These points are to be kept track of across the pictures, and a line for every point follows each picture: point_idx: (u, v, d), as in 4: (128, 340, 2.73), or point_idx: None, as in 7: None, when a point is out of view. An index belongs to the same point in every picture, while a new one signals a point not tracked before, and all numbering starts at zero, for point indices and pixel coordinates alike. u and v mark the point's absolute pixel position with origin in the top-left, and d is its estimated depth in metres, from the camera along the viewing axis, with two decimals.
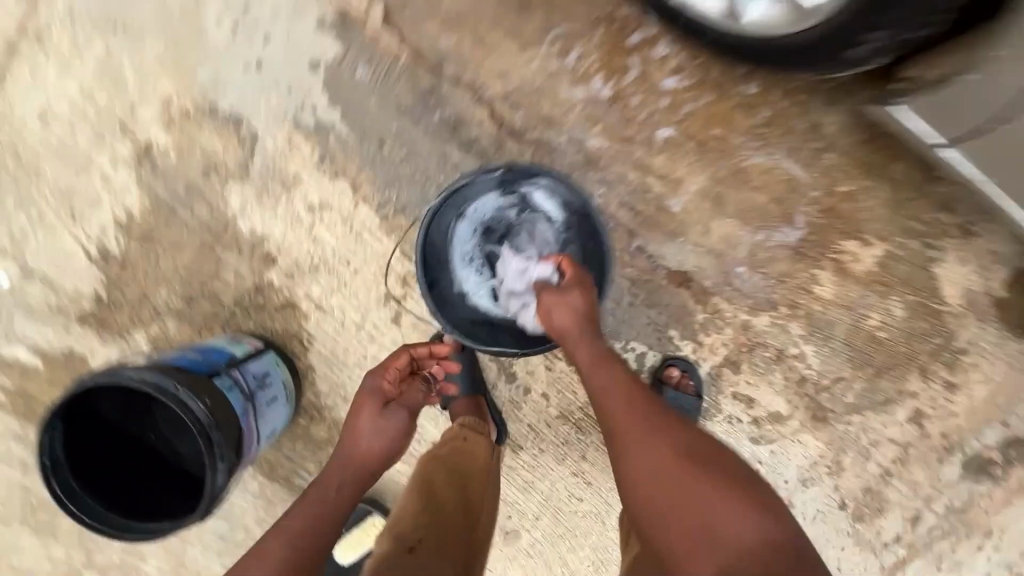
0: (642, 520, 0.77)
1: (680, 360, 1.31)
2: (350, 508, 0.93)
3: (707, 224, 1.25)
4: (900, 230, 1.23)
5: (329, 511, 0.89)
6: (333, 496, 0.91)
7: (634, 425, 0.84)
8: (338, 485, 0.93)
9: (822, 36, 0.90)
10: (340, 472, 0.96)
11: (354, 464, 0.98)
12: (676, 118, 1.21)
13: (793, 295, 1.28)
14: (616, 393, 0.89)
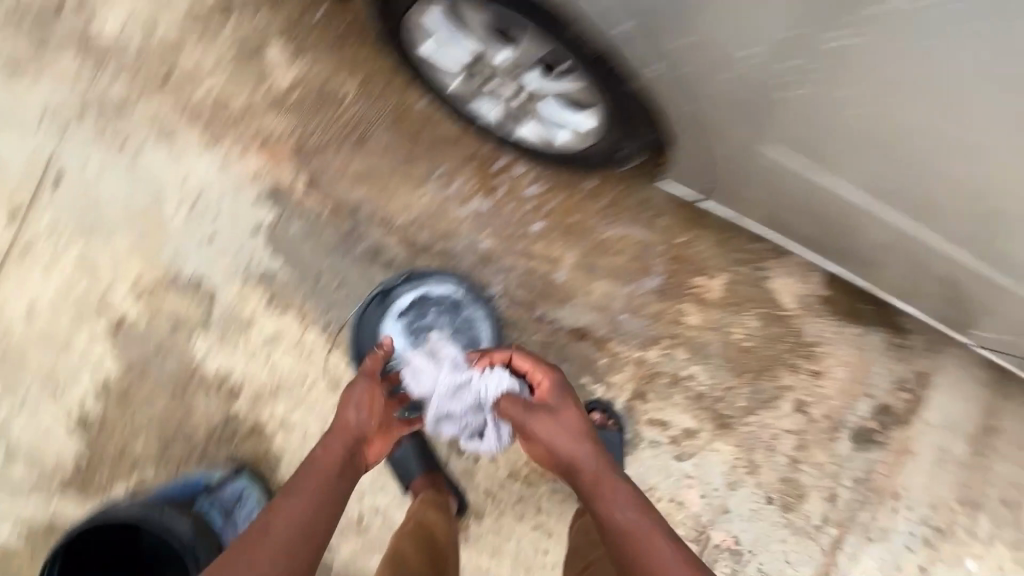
0: None
1: (598, 404, 1.55)
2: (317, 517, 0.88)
3: (588, 287, 1.58)
4: (732, 261, 1.59)
5: (312, 515, 0.86)
6: (307, 503, 0.87)
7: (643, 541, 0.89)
8: (314, 486, 0.90)
9: (601, 150, 1.27)
10: (307, 482, 0.90)
11: (325, 470, 0.93)
12: (542, 213, 1.58)
13: (670, 328, 1.58)
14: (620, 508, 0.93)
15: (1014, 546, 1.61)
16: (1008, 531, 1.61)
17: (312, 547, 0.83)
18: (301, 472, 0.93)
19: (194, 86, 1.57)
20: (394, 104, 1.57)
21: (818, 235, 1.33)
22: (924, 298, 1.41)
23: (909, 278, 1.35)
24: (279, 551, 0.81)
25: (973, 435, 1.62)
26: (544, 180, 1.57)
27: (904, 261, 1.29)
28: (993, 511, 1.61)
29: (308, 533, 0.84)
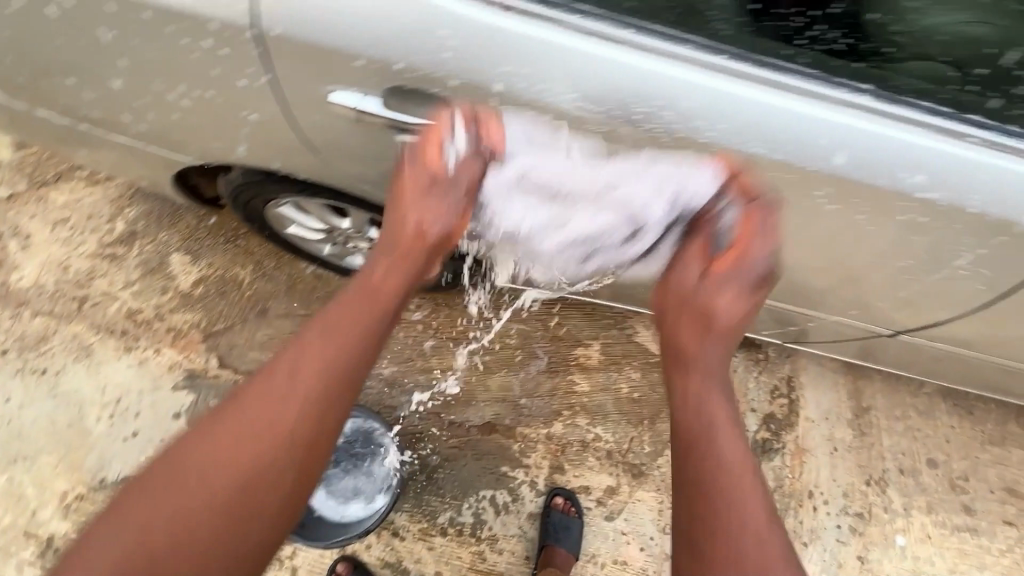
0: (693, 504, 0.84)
1: (562, 490, 1.68)
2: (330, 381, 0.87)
3: (486, 383, 1.78)
4: (601, 328, 1.86)
5: (325, 381, 0.86)
6: (322, 367, 0.87)
7: (742, 512, 0.81)
8: (333, 345, 0.89)
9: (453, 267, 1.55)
10: (341, 326, 0.91)
11: (356, 323, 0.92)
12: (431, 332, 1.82)
13: (566, 399, 1.78)
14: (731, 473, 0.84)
15: (929, 510, 1.74)
16: (918, 497, 1.75)
17: (319, 414, 0.85)
18: (343, 307, 0.93)
19: (107, 305, 1.80)
20: (286, 275, 1.85)
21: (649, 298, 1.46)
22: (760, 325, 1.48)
23: None
24: (287, 409, 0.84)
25: (851, 418, 1.82)
26: (425, 305, 1.85)
27: None
28: (898, 482, 1.76)
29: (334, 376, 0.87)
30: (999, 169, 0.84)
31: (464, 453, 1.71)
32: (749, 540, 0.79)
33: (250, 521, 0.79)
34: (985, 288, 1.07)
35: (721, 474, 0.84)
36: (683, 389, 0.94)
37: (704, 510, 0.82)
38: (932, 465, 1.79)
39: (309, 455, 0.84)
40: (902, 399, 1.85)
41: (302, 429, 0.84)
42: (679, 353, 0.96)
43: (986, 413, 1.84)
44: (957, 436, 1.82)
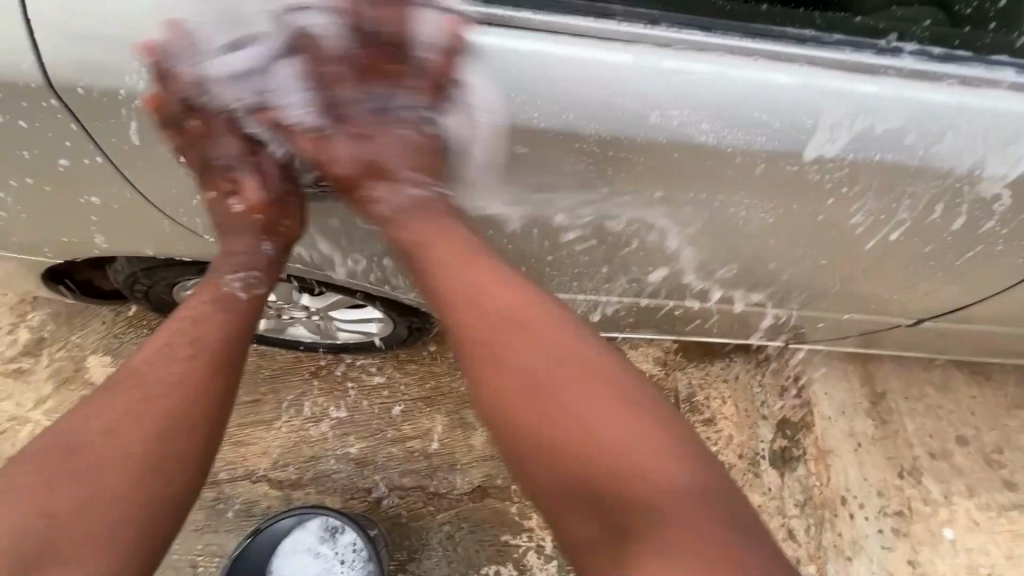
0: (542, 432, 0.74)
1: None
2: (220, 326, 0.90)
3: (468, 443, 1.58)
4: None
5: (209, 359, 0.86)
6: (214, 318, 0.91)
7: (585, 423, 0.72)
8: (209, 328, 0.89)
9: (412, 320, 1.37)
10: (216, 304, 0.92)
11: (232, 301, 0.94)
12: (398, 395, 1.62)
13: None
14: (531, 392, 0.75)
15: (970, 494, 1.59)
16: (955, 481, 1.60)
17: (219, 355, 0.88)
18: (232, 275, 0.96)
19: (20, 430, 1.54)
20: None
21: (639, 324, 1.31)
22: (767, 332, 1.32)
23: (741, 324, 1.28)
24: (164, 396, 0.81)
25: (868, 407, 1.67)
26: (386, 367, 1.65)
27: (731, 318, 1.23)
28: (932, 468, 1.61)
29: (224, 324, 0.91)
30: (977, 110, 0.81)
31: (456, 527, 1.50)
32: (594, 424, 0.72)
33: (131, 516, 0.72)
34: (997, 244, 1.01)
35: (536, 398, 0.75)
36: (458, 293, 0.82)
37: (530, 433, 0.74)
38: (961, 442, 1.64)
39: (194, 443, 0.80)
40: (914, 374, 1.72)
41: (189, 405, 0.81)
42: (452, 254, 0.84)
43: (1003, 375, 1.72)
44: (980, 406, 1.68)
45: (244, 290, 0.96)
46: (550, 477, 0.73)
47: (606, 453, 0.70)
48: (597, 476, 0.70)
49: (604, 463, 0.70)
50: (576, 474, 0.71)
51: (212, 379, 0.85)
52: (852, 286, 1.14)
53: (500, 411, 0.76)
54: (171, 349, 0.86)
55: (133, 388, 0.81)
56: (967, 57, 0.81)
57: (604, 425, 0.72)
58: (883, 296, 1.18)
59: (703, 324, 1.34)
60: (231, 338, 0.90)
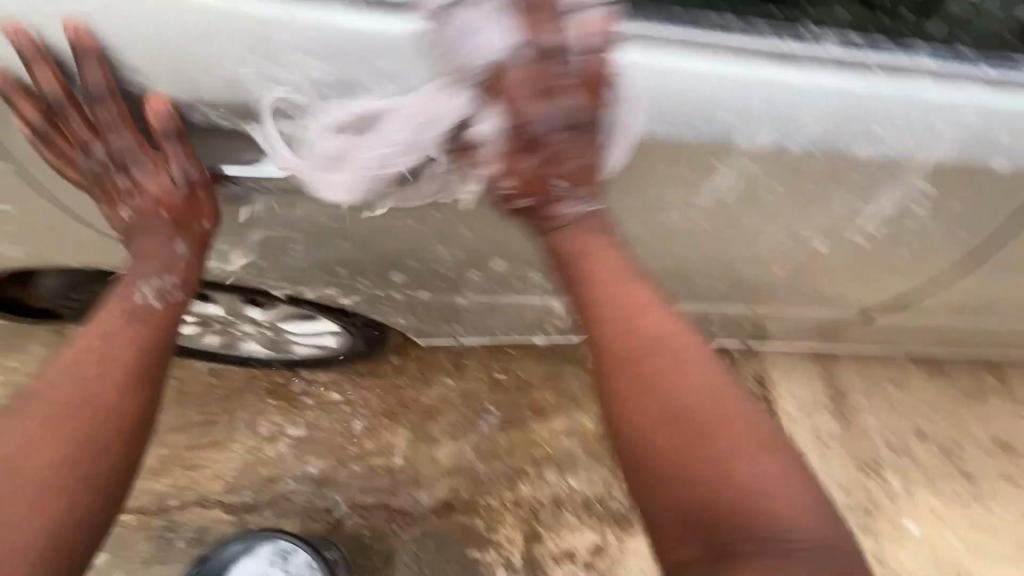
0: (670, 453, 0.78)
1: None
2: (135, 336, 0.84)
3: (433, 457, 1.53)
4: (549, 364, 1.67)
5: (121, 374, 0.81)
6: (127, 330, 0.84)
7: (718, 453, 0.77)
8: (122, 342, 0.83)
9: (369, 330, 1.34)
10: (128, 317, 0.85)
11: (145, 314, 0.86)
12: (359, 411, 1.57)
13: (527, 453, 1.56)
14: (674, 417, 0.80)
15: (931, 487, 1.61)
16: (916, 475, 1.62)
17: (134, 369, 0.82)
18: (141, 281, 0.87)
19: None
20: (173, 380, 1.55)
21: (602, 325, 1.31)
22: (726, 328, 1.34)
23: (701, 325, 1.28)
24: (72, 419, 0.76)
25: (830, 405, 1.69)
26: (346, 382, 1.60)
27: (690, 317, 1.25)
28: (893, 463, 1.63)
29: (138, 335, 0.85)
30: (914, 104, 0.80)
31: (421, 545, 1.45)
32: (740, 462, 0.76)
33: (18, 552, 0.67)
34: (938, 237, 1.03)
35: (665, 419, 0.80)
36: (607, 311, 0.87)
37: (666, 454, 0.79)
38: (920, 436, 1.67)
39: (100, 467, 0.76)
40: (873, 371, 1.75)
41: (102, 425, 0.77)
42: (585, 275, 0.88)
43: (957, 370, 1.76)
44: (937, 400, 1.72)
45: (160, 300, 0.88)
46: (686, 495, 0.76)
47: (721, 468, 0.76)
48: (725, 500, 0.74)
49: (735, 492, 0.74)
50: (699, 496, 0.75)
51: (125, 396, 0.80)
52: (804, 281, 1.16)
53: (627, 425, 0.82)
54: (75, 368, 0.80)
55: (35, 412, 0.76)
56: (886, 44, 0.79)
57: (737, 450, 0.77)
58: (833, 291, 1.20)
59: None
60: (147, 350, 0.85)
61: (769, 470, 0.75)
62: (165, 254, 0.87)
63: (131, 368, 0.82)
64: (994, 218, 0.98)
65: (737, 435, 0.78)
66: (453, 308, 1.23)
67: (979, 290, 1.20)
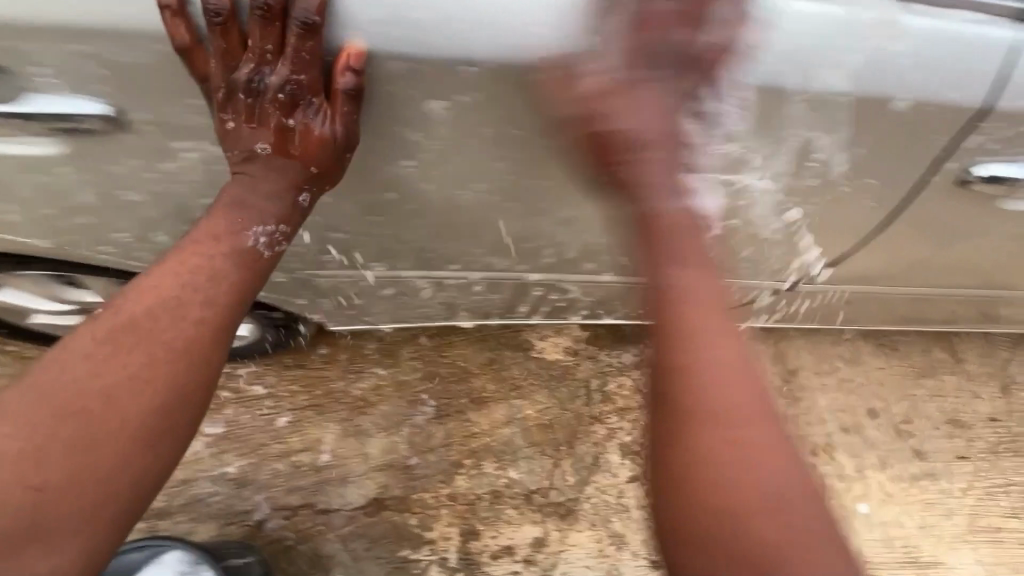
0: (711, 477, 0.72)
1: None
2: (232, 284, 0.90)
3: (363, 452, 1.45)
4: (489, 350, 1.59)
5: (213, 322, 0.86)
6: (218, 277, 0.88)
7: (761, 486, 0.72)
8: (215, 289, 0.87)
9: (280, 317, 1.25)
10: (237, 258, 0.91)
11: (248, 258, 0.92)
12: (284, 405, 1.48)
13: (465, 444, 1.48)
14: (744, 484, 0.71)
15: (883, 466, 1.57)
16: (868, 455, 1.58)
17: (223, 318, 0.87)
18: (258, 228, 0.92)
19: None
20: None
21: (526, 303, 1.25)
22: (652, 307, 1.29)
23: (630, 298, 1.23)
24: (168, 359, 0.81)
25: (780, 385, 1.64)
26: (270, 375, 1.50)
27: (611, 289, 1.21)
28: (845, 443, 1.59)
29: (228, 283, 0.89)
30: (775, 27, 0.79)
31: (349, 546, 1.36)
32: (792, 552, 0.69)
33: (115, 483, 0.74)
34: None
35: (728, 484, 0.72)
36: (686, 334, 0.76)
37: (720, 513, 0.71)
38: (872, 415, 1.63)
39: (187, 410, 0.82)
40: (826, 350, 1.69)
41: (190, 371, 0.82)
42: (661, 300, 0.78)
43: (909, 346, 1.72)
44: (889, 377, 1.68)
45: (267, 245, 0.94)
46: (730, 563, 0.69)
47: (756, 504, 0.71)
48: (763, 543, 0.70)
49: (772, 538, 0.70)
50: (738, 533, 0.70)
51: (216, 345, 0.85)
52: (737, 251, 1.09)
53: (688, 474, 0.73)
54: (174, 305, 0.84)
55: (140, 343, 0.81)
56: None
57: (779, 493, 0.72)
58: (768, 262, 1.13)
59: (597, 301, 1.27)
60: (238, 298, 0.90)
61: (805, 516, 0.72)
62: (284, 199, 0.91)
63: (223, 314, 0.87)
64: (904, 165, 0.95)
65: (783, 481, 0.73)
66: (366, 284, 1.16)
67: (915, 257, 1.15)
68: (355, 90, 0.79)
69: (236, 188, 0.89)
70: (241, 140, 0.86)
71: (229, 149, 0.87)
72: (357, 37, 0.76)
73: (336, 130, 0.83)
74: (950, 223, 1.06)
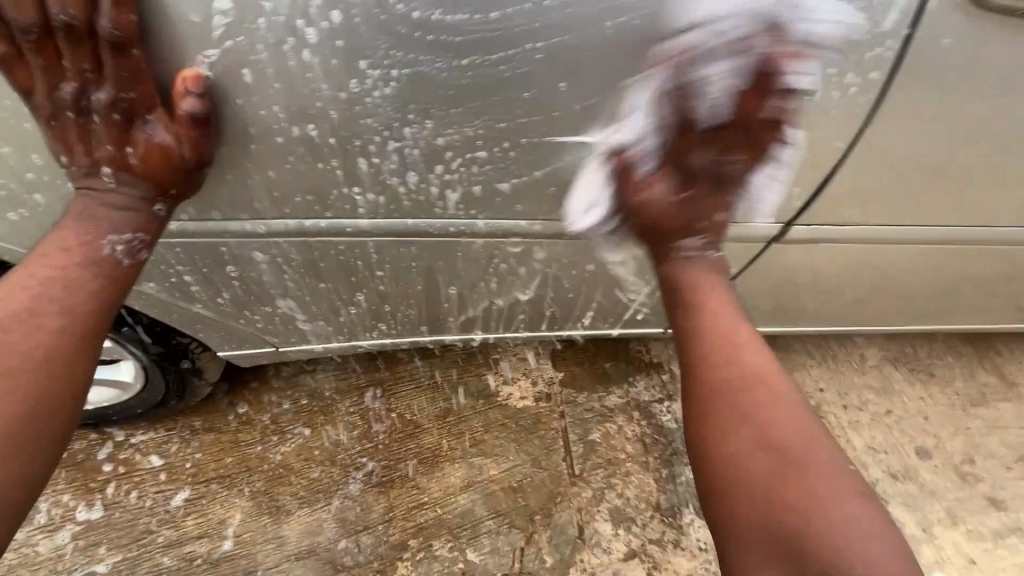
0: (728, 446, 0.70)
1: None
2: (97, 289, 0.66)
3: (277, 536, 1.13)
4: (444, 399, 1.31)
5: (76, 332, 0.63)
6: (78, 280, 0.65)
7: (798, 466, 0.66)
8: (77, 295, 0.64)
9: (160, 357, 1.00)
10: (90, 265, 0.66)
11: (112, 265, 0.68)
12: (183, 480, 1.18)
13: (410, 520, 1.16)
14: (774, 449, 0.68)
15: (953, 521, 1.22)
16: (931, 507, 1.23)
17: (89, 328, 0.64)
18: (115, 252, 0.68)
19: None
20: None
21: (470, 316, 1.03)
22: (623, 313, 1.07)
23: (595, 298, 1.02)
24: (11, 381, 0.58)
25: None
26: (173, 443, 1.21)
27: (571, 290, 1.00)
28: (898, 494, 1.25)
29: (92, 289, 0.66)
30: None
31: None
32: (824, 507, 0.63)
33: None
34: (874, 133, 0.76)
35: (760, 447, 0.68)
36: (710, 339, 0.77)
37: (755, 490, 0.66)
38: (923, 455, 1.30)
39: (35, 445, 0.58)
40: (849, 382, 1.41)
41: (41, 392, 0.59)
42: (699, 332, 0.78)
43: (948, 371, 1.44)
44: (934, 409, 1.37)
45: (132, 257, 0.70)
46: (756, 509, 0.65)
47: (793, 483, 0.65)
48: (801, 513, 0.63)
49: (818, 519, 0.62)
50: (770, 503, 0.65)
51: (78, 360, 0.62)
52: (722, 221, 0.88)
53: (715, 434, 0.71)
54: (20, 318, 0.60)
55: None
56: None
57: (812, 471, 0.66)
58: (753, 214, 0.86)
59: (561, 309, 1.04)
60: (110, 307, 0.67)
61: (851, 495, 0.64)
62: (139, 209, 0.69)
63: (88, 325, 0.64)
64: (893, 21, 0.65)
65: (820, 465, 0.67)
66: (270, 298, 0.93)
67: (941, 209, 0.88)
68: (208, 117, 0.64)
69: (84, 200, 0.67)
70: (72, 156, 0.65)
71: (62, 166, 0.66)
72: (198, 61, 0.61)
73: (186, 148, 0.65)
74: (961, 120, 0.75)
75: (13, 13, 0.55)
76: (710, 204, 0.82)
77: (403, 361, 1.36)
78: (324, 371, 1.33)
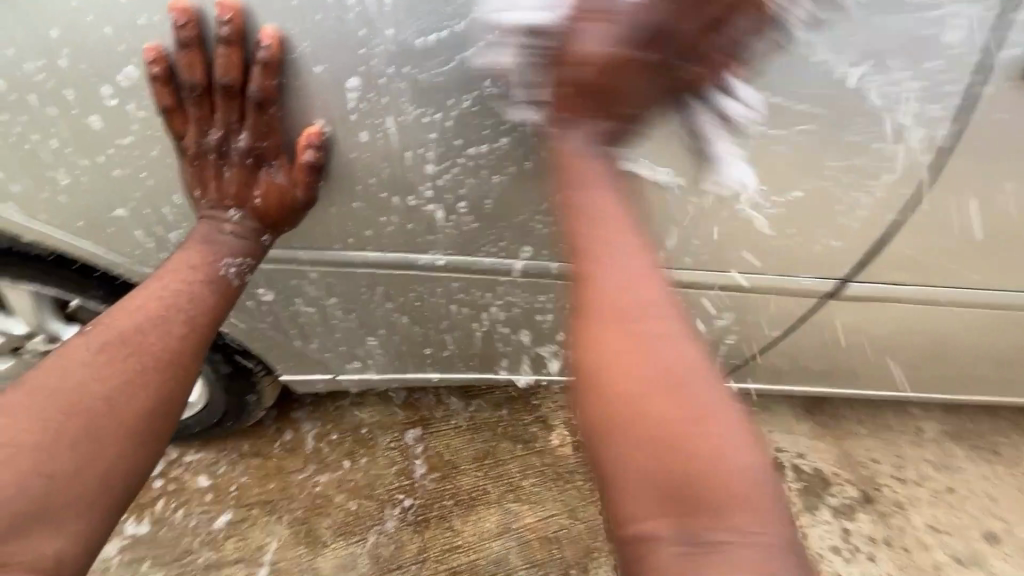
0: (605, 382, 0.55)
1: None
2: (211, 301, 0.73)
3: (312, 567, 1.14)
4: (483, 442, 1.31)
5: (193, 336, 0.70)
6: (195, 293, 0.72)
7: (672, 411, 0.52)
8: (194, 305, 0.71)
9: (229, 378, 1.07)
10: (205, 284, 0.73)
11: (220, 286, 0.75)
12: (227, 502, 1.21)
13: (444, 563, 1.15)
14: (661, 386, 0.53)
15: None
16: None
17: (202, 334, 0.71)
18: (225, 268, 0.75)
19: None
20: None
21: (520, 360, 1.05)
22: None
23: None
24: (143, 373, 0.64)
25: (858, 497, 1.26)
26: (221, 465, 1.25)
27: None
28: None
29: (203, 301, 0.72)
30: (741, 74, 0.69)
31: None
32: (704, 444, 0.51)
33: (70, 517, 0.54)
34: (937, 198, 0.78)
35: (641, 384, 0.54)
36: (591, 244, 0.60)
37: (636, 435, 0.52)
38: (992, 540, 1.21)
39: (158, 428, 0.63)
40: (906, 455, 1.33)
41: (166, 384, 0.65)
42: (585, 233, 0.61)
43: (1015, 451, 1.35)
44: (1002, 491, 1.29)
45: (238, 277, 0.77)
46: (635, 456, 0.51)
47: (672, 426, 0.52)
48: (677, 455, 0.50)
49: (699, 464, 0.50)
50: (650, 449, 0.51)
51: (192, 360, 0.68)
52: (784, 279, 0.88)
53: (599, 373, 0.56)
54: (150, 321, 0.67)
55: (112, 359, 0.63)
56: None
57: (701, 408, 0.53)
58: (805, 269, 0.87)
59: None
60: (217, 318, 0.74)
61: (737, 434, 0.52)
62: (249, 239, 0.77)
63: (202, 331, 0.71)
64: (946, 95, 0.68)
65: (712, 402, 0.54)
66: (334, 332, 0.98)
67: (998, 275, 0.87)
68: (319, 165, 0.72)
69: (204, 226, 0.75)
70: (204, 191, 0.74)
71: (192, 199, 0.75)
72: (321, 118, 0.69)
73: (299, 191, 0.74)
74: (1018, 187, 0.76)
75: (184, 75, 0.65)
76: (635, 84, 0.61)
77: (445, 402, 1.37)
78: (369, 406, 1.36)
